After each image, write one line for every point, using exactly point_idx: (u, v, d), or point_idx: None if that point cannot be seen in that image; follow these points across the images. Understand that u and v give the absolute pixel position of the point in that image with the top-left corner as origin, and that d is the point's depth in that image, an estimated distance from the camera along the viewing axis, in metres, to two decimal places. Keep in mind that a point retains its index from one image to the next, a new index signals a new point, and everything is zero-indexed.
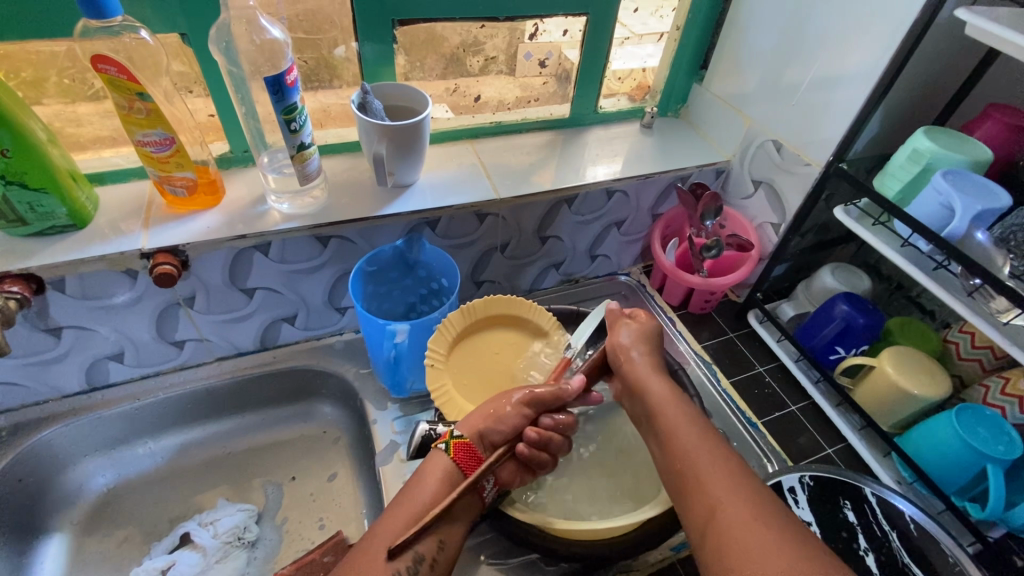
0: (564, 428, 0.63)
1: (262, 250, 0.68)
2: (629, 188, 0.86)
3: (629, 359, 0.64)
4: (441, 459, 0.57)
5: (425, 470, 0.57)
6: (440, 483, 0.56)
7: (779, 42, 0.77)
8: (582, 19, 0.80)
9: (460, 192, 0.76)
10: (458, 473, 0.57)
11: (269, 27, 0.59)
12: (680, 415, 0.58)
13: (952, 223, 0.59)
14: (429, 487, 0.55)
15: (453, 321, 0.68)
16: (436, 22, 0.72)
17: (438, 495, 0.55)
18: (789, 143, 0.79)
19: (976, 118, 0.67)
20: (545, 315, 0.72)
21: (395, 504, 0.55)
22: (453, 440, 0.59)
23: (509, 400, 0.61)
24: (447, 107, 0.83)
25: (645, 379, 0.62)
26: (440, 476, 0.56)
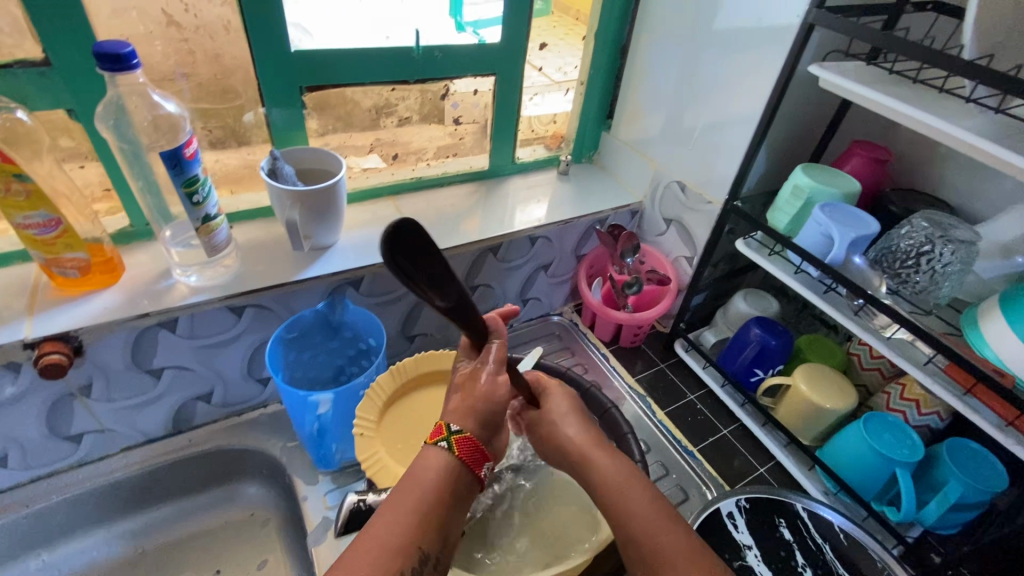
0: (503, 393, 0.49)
1: (168, 327, 0.64)
2: (552, 233, 0.89)
3: (565, 433, 0.56)
4: (440, 458, 0.46)
5: (422, 464, 0.45)
6: (446, 485, 0.45)
7: (673, 93, 0.85)
8: (491, 78, 0.83)
9: (383, 250, 0.76)
10: (463, 471, 0.46)
11: (164, 102, 0.58)
12: (625, 484, 0.51)
13: (833, 251, 0.65)
14: (426, 488, 0.44)
15: (383, 384, 0.67)
16: (346, 86, 0.73)
17: (443, 499, 0.44)
18: (691, 183, 0.86)
19: (844, 154, 0.75)
20: None
21: (386, 499, 0.44)
22: (453, 436, 0.46)
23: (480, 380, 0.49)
24: (377, 157, 0.83)
25: (587, 454, 0.54)
26: (443, 476, 0.45)
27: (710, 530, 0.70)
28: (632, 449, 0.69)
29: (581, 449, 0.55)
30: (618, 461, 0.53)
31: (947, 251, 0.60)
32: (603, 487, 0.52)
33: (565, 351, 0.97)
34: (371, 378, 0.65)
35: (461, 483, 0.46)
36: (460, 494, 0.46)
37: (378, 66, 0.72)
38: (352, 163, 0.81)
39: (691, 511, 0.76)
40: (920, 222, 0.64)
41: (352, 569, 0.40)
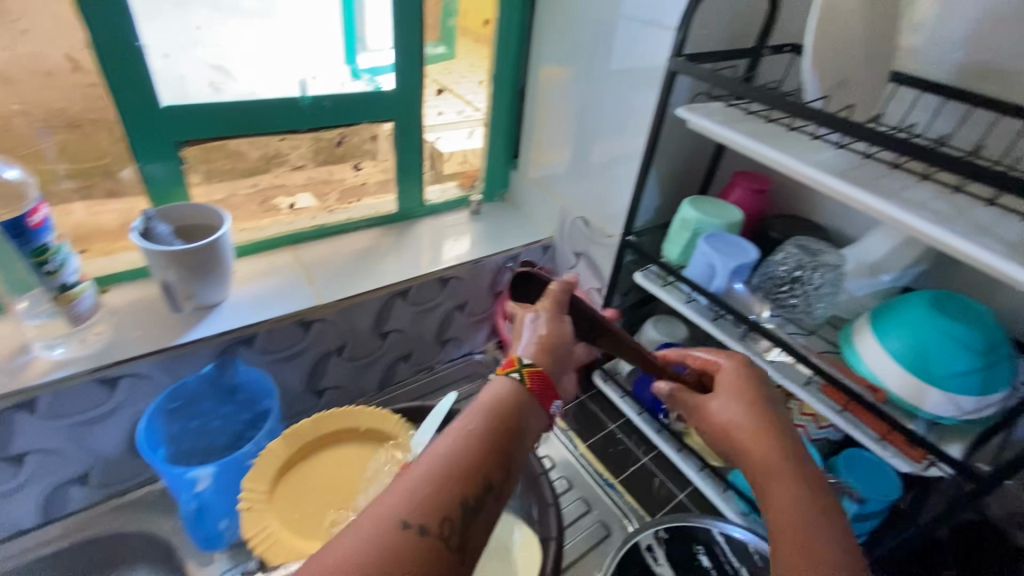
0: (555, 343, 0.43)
1: (27, 409, 0.58)
2: (463, 273, 0.89)
3: (739, 435, 0.45)
4: (503, 384, 0.38)
5: (477, 394, 0.37)
6: (501, 416, 0.36)
7: (569, 133, 0.88)
8: (389, 124, 0.83)
9: (280, 302, 0.72)
10: (523, 395, 0.38)
11: (4, 170, 0.54)
12: (770, 464, 0.42)
13: (715, 280, 0.69)
14: (506, 406, 0.37)
15: (274, 451, 0.63)
16: (229, 139, 0.71)
17: (499, 432, 0.35)
18: (594, 218, 0.88)
19: (729, 185, 0.79)
20: (386, 418, 0.69)
21: (460, 417, 0.35)
22: (526, 367, 0.39)
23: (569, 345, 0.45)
24: (309, 195, 0.83)
25: (765, 474, 0.42)
26: (510, 401, 0.37)
27: (629, 566, 0.69)
28: (545, 491, 0.68)
29: (762, 468, 0.42)
30: (810, 488, 0.40)
31: (813, 276, 0.66)
32: (779, 526, 0.39)
33: None
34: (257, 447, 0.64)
35: (517, 418, 0.37)
36: (520, 428, 0.37)
37: (263, 117, 0.71)
38: (282, 203, 0.81)
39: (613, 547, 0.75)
40: (789, 249, 0.69)
41: (369, 516, 0.30)
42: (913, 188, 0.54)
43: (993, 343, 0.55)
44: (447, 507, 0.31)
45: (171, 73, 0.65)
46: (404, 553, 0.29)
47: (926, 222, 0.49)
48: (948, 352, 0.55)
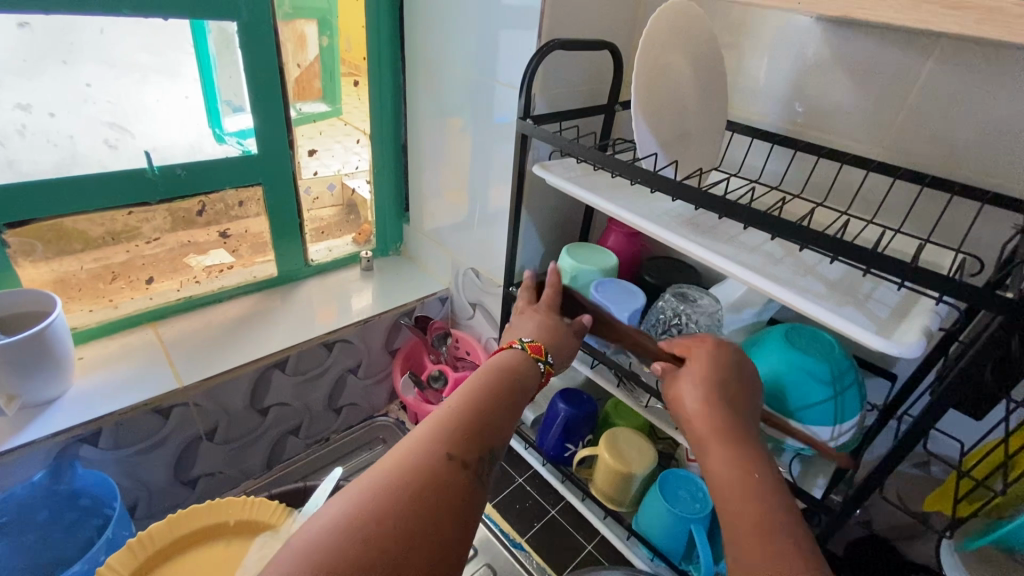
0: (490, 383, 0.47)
1: None
2: (352, 335, 0.85)
3: (687, 413, 0.51)
4: (519, 357, 0.52)
5: (510, 360, 0.51)
6: (497, 379, 0.48)
7: (453, 187, 0.88)
8: (257, 187, 0.80)
9: (133, 389, 0.66)
10: (533, 369, 0.52)
11: None
12: (726, 425, 0.48)
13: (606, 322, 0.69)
14: (495, 373, 0.49)
15: (118, 563, 0.56)
16: (64, 217, 0.65)
17: (497, 388, 0.47)
18: (483, 269, 0.88)
19: (606, 231, 0.82)
20: (257, 504, 0.64)
21: (467, 380, 0.47)
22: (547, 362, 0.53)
23: (493, 387, 0.47)
24: (228, 252, 0.82)
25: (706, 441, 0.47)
26: (502, 368, 0.50)
27: None
28: None
29: (701, 437, 0.48)
30: (729, 449, 0.45)
31: (693, 320, 0.66)
32: (716, 474, 0.44)
33: None
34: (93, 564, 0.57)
35: (524, 375, 0.51)
36: (518, 385, 0.49)
37: (106, 191, 0.66)
38: (197, 261, 0.80)
39: None
40: (670, 296, 0.69)
41: (402, 446, 0.40)
42: (743, 234, 0.58)
43: (838, 371, 0.57)
44: (476, 445, 0.41)
45: (58, 132, 0.63)
46: (436, 469, 0.38)
47: (745, 270, 0.51)
48: (803, 387, 0.58)
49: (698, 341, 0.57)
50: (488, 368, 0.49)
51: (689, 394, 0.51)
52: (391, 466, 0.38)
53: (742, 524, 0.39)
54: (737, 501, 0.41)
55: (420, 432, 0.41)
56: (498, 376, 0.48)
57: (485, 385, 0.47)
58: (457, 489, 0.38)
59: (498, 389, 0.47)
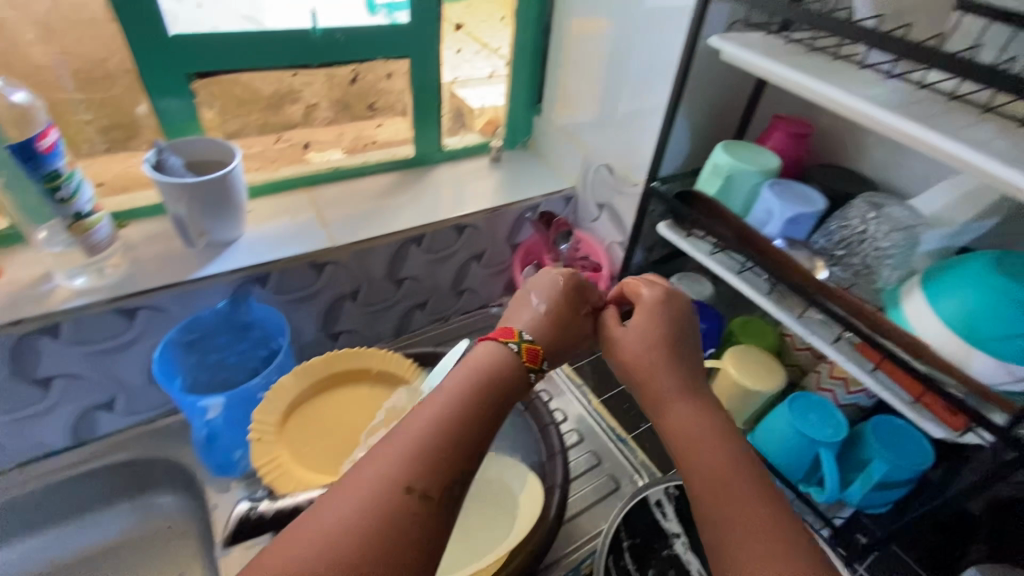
0: (470, 386, 0.44)
1: (51, 334, 0.60)
2: (480, 222, 0.86)
3: (639, 373, 0.51)
4: (510, 362, 0.47)
5: (476, 360, 0.46)
6: (469, 382, 0.44)
7: (600, 72, 0.81)
8: (405, 61, 0.80)
9: (292, 245, 0.72)
10: (524, 376, 0.47)
11: (11, 92, 0.52)
12: (677, 390, 0.49)
13: (768, 225, 0.64)
14: (479, 374, 0.45)
15: (286, 385, 0.64)
16: (241, 72, 0.69)
17: (488, 395, 0.44)
18: (619, 165, 0.83)
19: (767, 129, 0.73)
20: (396, 360, 0.69)
21: (439, 391, 0.44)
22: (525, 342, 0.48)
23: (464, 397, 0.43)
24: (341, 149, 0.84)
25: (661, 403, 0.49)
26: (486, 365, 0.46)
27: (637, 519, 0.68)
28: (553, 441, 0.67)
29: (657, 395, 0.50)
30: (694, 408, 0.48)
31: (880, 232, 0.58)
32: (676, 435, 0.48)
33: None
34: (269, 380, 0.65)
35: (512, 374, 0.46)
36: (504, 387, 0.45)
37: (275, 48, 0.69)
38: (314, 157, 0.82)
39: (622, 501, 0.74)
40: (859, 203, 0.62)
41: (356, 486, 0.38)
42: (971, 128, 0.48)
43: None
44: (451, 477, 0.39)
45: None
46: (389, 514, 0.37)
47: (985, 158, 0.43)
48: (1004, 318, 0.47)
49: (642, 283, 0.55)
50: (466, 363, 0.46)
51: (631, 345, 0.52)
52: (345, 512, 0.37)
53: (705, 484, 0.44)
54: (706, 460, 0.45)
55: (375, 469, 0.39)
56: (466, 377, 0.45)
57: (446, 399, 0.43)
58: (426, 530, 0.37)
59: (472, 391, 0.44)
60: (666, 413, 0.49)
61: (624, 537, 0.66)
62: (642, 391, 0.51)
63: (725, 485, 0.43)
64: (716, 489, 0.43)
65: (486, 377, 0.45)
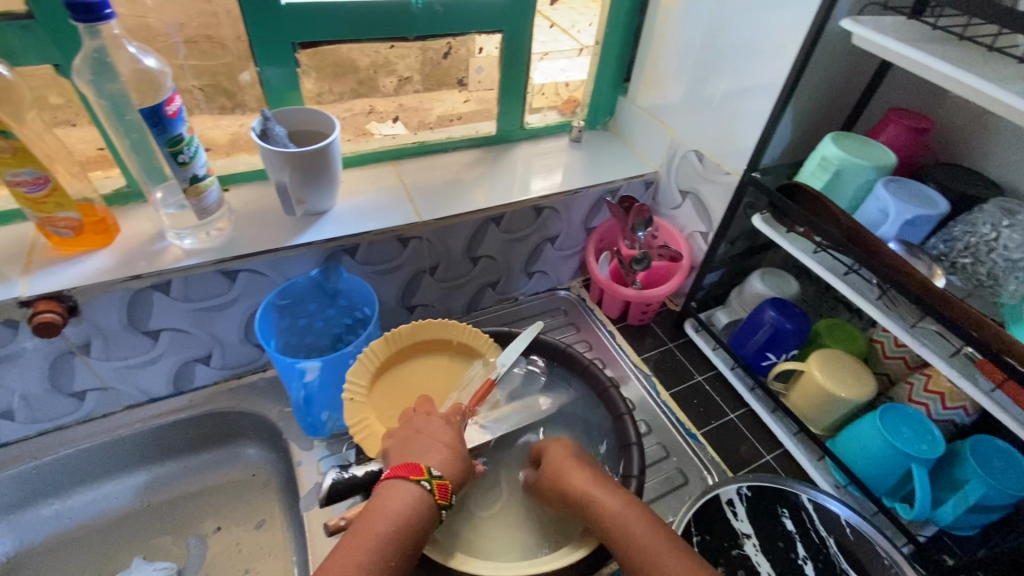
0: (400, 531, 0.49)
1: (162, 290, 0.64)
2: (558, 204, 0.85)
3: (565, 474, 0.57)
4: (410, 501, 0.51)
5: (387, 509, 0.50)
6: (395, 530, 0.49)
7: (698, 53, 0.77)
8: (498, 36, 0.79)
9: (379, 217, 0.73)
10: (433, 512, 0.52)
11: (142, 57, 0.55)
12: (593, 482, 0.56)
13: (883, 227, 0.60)
14: (389, 534, 0.49)
15: (375, 352, 0.66)
16: (342, 43, 0.70)
17: (390, 549, 0.48)
18: (710, 152, 0.79)
19: (880, 121, 0.68)
20: (478, 336, 0.70)
21: (347, 539, 0.48)
22: (435, 479, 0.53)
23: (380, 545, 0.48)
24: (400, 125, 0.83)
25: (591, 494, 0.55)
26: (399, 523, 0.49)
27: (708, 516, 0.68)
28: (627, 430, 0.67)
29: (586, 486, 0.55)
30: (615, 495, 0.54)
31: (1010, 238, 0.54)
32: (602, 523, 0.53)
33: (570, 327, 0.93)
34: (360, 347, 0.66)
35: (424, 521, 0.51)
36: (413, 534, 0.50)
37: (376, 19, 0.69)
38: (373, 129, 0.81)
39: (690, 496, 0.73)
40: (988, 209, 0.57)
41: None
42: None
43: None
44: None
45: None
46: None
47: None
48: None
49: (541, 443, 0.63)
50: (383, 498, 0.51)
51: (554, 452, 0.60)
52: None
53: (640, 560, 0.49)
54: (636, 540, 0.51)
55: None
56: (391, 515, 0.49)
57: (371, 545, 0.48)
58: None
59: (401, 538, 0.49)
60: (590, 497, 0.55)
61: (694, 532, 0.66)
62: (564, 489, 0.57)
63: (668, 552, 0.50)
64: (647, 559, 0.49)
65: (411, 520, 0.50)
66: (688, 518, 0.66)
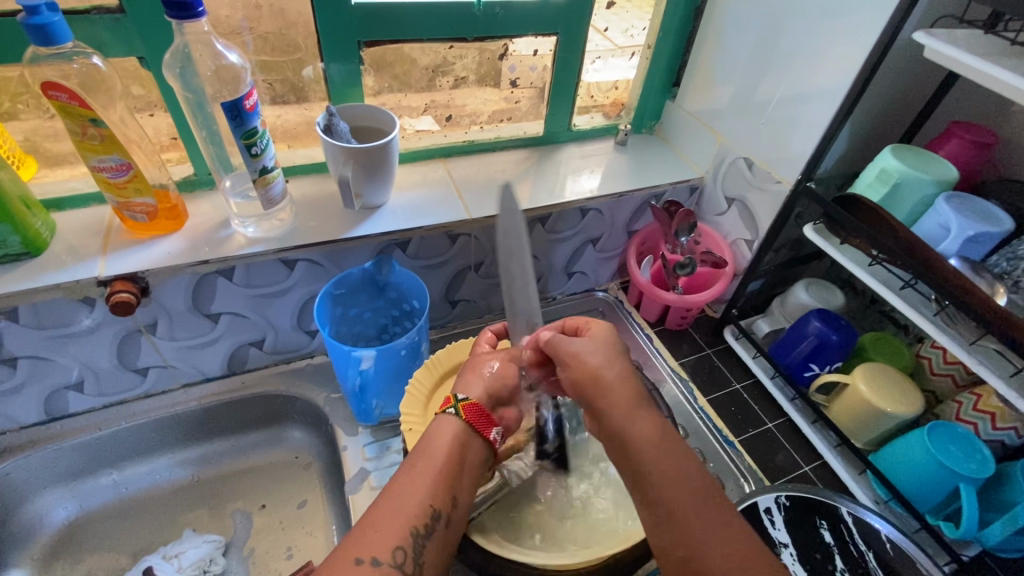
0: (435, 443, 0.53)
1: (226, 275, 0.67)
2: (604, 206, 0.85)
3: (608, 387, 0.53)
4: (452, 424, 0.54)
5: (435, 439, 0.53)
6: (444, 450, 0.53)
7: (752, 60, 0.76)
8: (553, 38, 0.80)
9: (431, 212, 0.75)
10: (452, 420, 0.54)
11: (226, 52, 0.59)
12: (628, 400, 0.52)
13: (945, 242, 0.59)
14: (443, 454, 0.52)
15: (421, 379, 0.68)
16: (404, 43, 0.73)
17: (449, 463, 0.52)
18: (760, 160, 0.79)
19: (941, 135, 0.67)
20: None
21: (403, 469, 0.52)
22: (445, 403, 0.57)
23: (423, 460, 0.51)
24: (430, 119, 0.84)
25: (629, 420, 0.51)
26: (450, 443, 0.53)
27: (745, 524, 0.68)
28: None
29: (626, 409, 0.51)
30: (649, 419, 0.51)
31: None
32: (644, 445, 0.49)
33: None
34: (412, 340, 0.68)
35: (452, 432, 0.54)
36: (454, 453, 0.53)
37: (438, 21, 0.71)
38: (406, 124, 0.83)
39: None
40: None
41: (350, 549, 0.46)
42: None
43: None
44: (403, 539, 0.47)
45: None
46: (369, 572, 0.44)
47: None
48: None
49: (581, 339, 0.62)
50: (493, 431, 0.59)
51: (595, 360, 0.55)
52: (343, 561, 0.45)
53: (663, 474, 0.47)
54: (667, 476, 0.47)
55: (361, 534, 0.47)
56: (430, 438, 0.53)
57: (416, 463, 0.52)
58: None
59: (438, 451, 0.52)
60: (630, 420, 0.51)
61: None
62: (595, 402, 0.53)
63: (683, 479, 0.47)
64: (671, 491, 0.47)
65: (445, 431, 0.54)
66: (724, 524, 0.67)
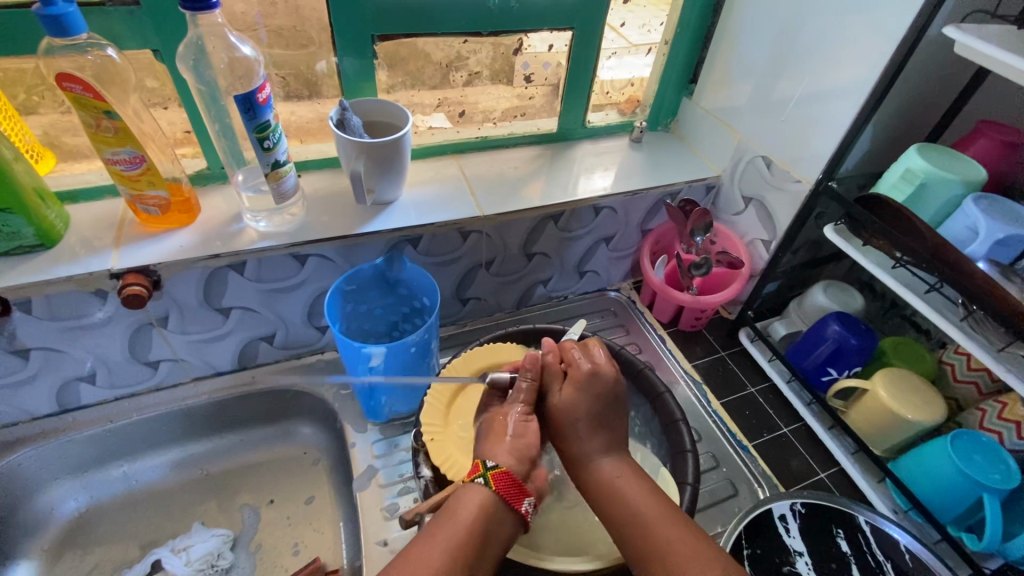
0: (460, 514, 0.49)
1: (237, 269, 0.67)
2: (618, 204, 0.84)
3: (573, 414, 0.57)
4: (478, 494, 0.51)
5: (459, 509, 0.49)
6: (473, 520, 0.49)
7: (772, 56, 0.75)
8: (568, 33, 0.79)
9: (443, 209, 0.75)
10: (480, 491, 0.51)
11: (240, 45, 0.58)
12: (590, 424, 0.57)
13: (973, 246, 0.58)
14: (466, 527, 0.48)
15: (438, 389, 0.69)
16: (418, 37, 0.72)
17: (471, 540, 0.48)
18: (779, 158, 0.77)
19: (970, 133, 0.65)
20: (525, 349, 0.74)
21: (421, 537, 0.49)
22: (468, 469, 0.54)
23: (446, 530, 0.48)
24: (442, 115, 0.83)
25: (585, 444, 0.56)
26: (476, 514, 0.49)
27: (759, 532, 0.66)
28: (682, 438, 0.67)
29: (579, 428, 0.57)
30: (618, 465, 0.55)
31: None
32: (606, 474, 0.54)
33: (619, 328, 0.93)
34: (423, 338, 0.67)
35: (486, 505, 0.50)
36: (485, 529, 0.49)
37: (453, 16, 0.71)
38: (418, 120, 0.82)
39: (739, 508, 0.72)
40: None
41: None
42: None
43: None
44: None
45: None
46: None
47: None
48: None
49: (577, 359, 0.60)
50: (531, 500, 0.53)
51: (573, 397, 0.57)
52: None
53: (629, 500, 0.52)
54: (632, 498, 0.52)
55: None
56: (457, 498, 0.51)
57: (434, 532, 0.49)
58: None
59: (462, 520, 0.49)
60: (597, 475, 0.55)
61: (745, 545, 0.65)
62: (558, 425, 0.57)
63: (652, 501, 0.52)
64: (647, 532, 0.50)
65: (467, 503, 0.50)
66: (737, 529, 0.65)
